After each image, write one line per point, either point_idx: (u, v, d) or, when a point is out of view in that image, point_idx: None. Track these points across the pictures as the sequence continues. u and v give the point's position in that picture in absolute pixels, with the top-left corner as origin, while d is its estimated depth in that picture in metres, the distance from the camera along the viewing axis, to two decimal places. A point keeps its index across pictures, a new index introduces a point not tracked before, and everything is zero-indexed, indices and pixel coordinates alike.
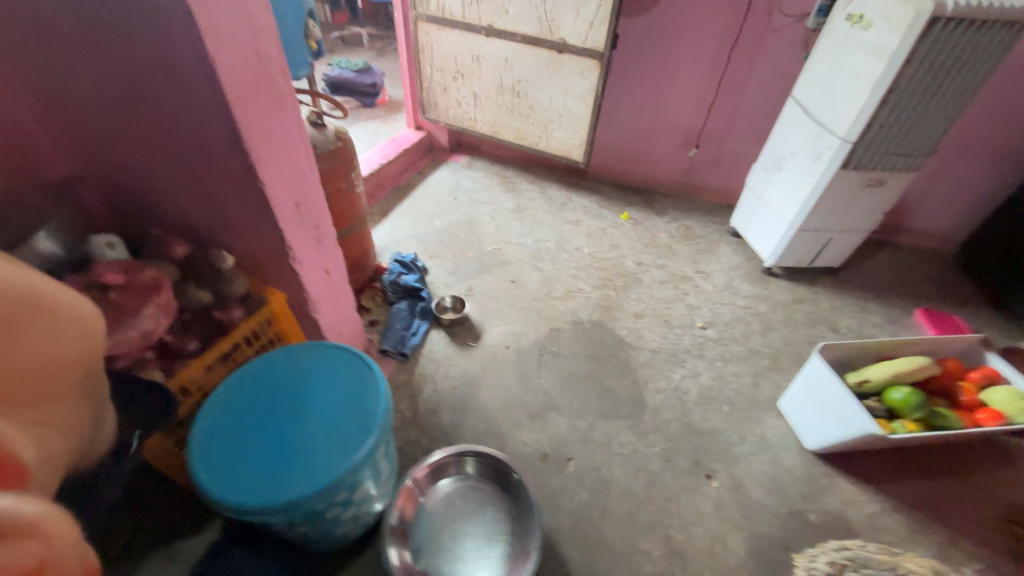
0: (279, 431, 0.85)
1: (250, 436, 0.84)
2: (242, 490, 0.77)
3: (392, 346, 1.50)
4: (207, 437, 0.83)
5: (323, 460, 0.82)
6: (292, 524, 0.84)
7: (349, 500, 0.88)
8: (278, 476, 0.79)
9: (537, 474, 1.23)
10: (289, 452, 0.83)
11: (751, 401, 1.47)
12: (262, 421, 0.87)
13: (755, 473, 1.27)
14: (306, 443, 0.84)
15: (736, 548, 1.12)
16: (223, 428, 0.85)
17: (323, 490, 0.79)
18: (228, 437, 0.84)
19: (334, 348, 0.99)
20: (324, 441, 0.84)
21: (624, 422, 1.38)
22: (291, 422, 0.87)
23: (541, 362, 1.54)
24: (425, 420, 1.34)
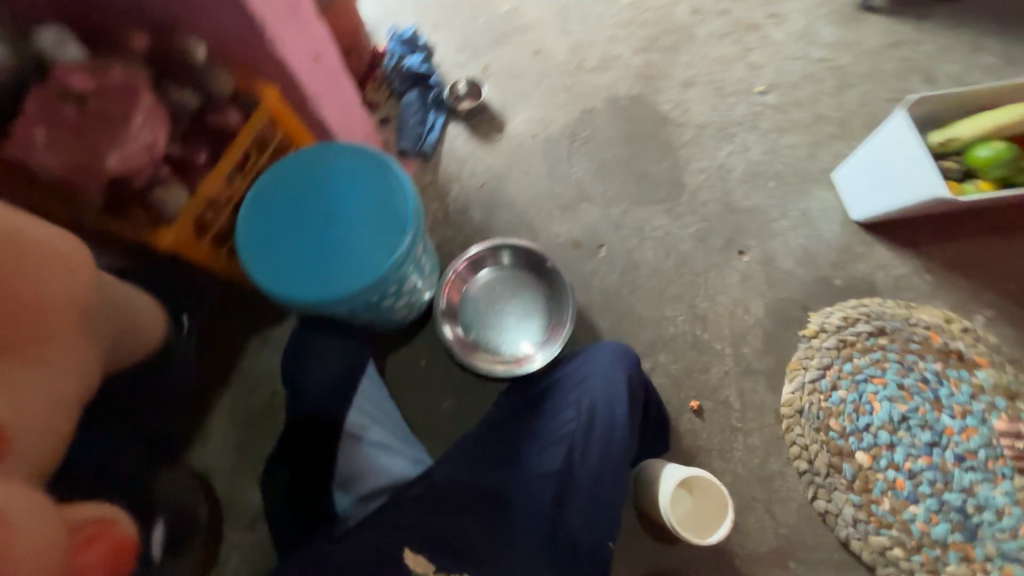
0: (315, 236, 0.87)
1: (289, 241, 0.87)
2: (299, 288, 0.84)
3: (410, 146, 1.40)
4: (252, 245, 0.86)
5: (364, 259, 0.85)
6: (355, 313, 0.95)
7: (399, 292, 0.97)
8: (328, 274, 0.85)
9: (570, 260, 1.28)
10: (331, 254, 0.86)
11: (802, 175, 1.35)
12: (297, 227, 0.88)
13: (789, 246, 1.27)
14: (343, 245, 0.86)
15: (756, 311, 1.21)
16: (264, 236, 0.87)
17: (371, 285, 0.85)
18: (270, 244, 0.87)
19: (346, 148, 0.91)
20: (362, 242, 0.87)
21: (659, 206, 1.33)
22: (326, 226, 0.88)
23: (572, 150, 1.41)
24: (456, 219, 1.35)
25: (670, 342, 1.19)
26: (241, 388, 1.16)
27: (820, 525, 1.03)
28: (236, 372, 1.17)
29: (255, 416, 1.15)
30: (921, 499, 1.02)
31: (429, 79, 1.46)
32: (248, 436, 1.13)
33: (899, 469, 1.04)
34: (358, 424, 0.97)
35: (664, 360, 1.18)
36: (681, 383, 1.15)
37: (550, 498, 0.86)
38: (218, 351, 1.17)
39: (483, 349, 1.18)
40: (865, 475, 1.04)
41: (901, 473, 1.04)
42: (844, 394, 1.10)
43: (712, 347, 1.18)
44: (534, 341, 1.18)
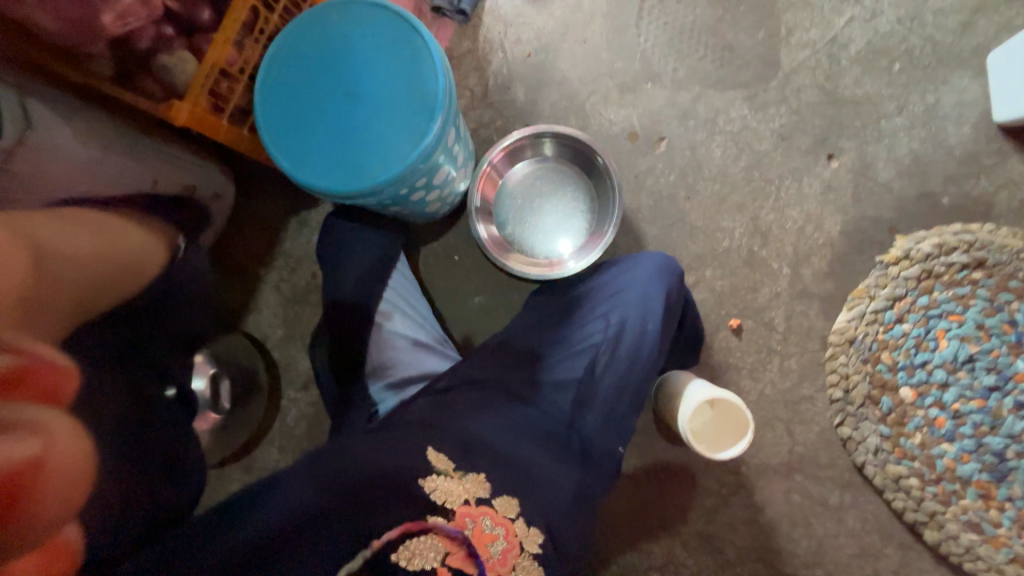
0: (340, 116, 0.78)
1: (312, 121, 0.79)
2: (325, 175, 0.78)
3: (446, 3, 1.18)
4: (273, 125, 0.79)
5: (391, 147, 0.77)
6: (385, 206, 0.91)
7: (429, 185, 0.90)
8: (353, 163, 0.78)
9: (622, 156, 1.13)
10: (356, 138, 0.78)
11: (943, 55, 1.04)
12: (320, 105, 0.79)
13: (895, 152, 1.05)
14: (370, 129, 0.78)
15: (831, 229, 1.06)
16: (283, 115, 0.79)
17: (398, 178, 0.78)
18: (292, 123, 0.79)
19: (372, 8, 0.78)
20: (388, 127, 0.77)
21: (740, 92, 1.10)
22: (348, 106, 0.78)
23: (643, 11, 1.14)
24: (497, 99, 1.18)
25: (721, 256, 1.09)
26: (284, 268, 1.21)
27: (840, 449, 1.03)
28: (278, 253, 1.21)
29: (299, 294, 1.20)
30: (957, 438, 0.98)
31: None
32: (295, 313, 1.20)
33: (943, 408, 0.99)
34: (386, 320, 1.01)
35: (711, 275, 1.09)
36: (724, 301, 1.08)
37: (566, 402, 0.87)
38: (259, 231, 1.20)
39: (516, 249, 1.12)
40: (903, 410, 1.00)
41: (944, 412, 0.99)
42: (908, 327, 1.00)
43: (768, 266, 1.07)
44: (572, 245, 1.11)
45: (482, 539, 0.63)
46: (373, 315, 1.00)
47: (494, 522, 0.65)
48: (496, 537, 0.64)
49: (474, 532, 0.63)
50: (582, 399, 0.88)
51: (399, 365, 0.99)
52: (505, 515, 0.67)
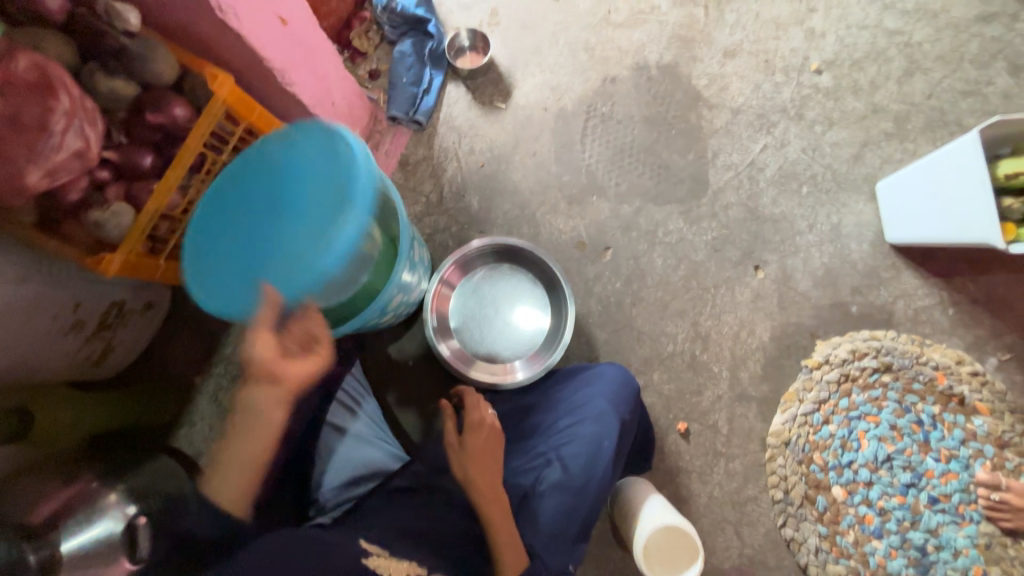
0: (266, 239, 0.73)
1: (236, 240, 0.74)
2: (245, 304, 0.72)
3: (402, 112, 1.22)
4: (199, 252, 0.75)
5: (310, 258, 0.71)
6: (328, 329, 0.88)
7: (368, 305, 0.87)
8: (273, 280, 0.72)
9: (571, 263, 1.18)
10: (276, 253, 0.73)
11: (842, 181, 1.20)
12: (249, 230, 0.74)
13: (811, 265, 1.17)
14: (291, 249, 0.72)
15: (762, 334, 1.15)
16: (209, 241, 0.75)
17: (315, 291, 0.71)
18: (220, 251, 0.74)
19: (306, 129, 0.75)
20: (307, 239, 0.72)
21: (676, 207, 1.20)
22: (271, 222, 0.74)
23: (587, 129, 1.24)
24: (452, 206, 1.22)
25: (667, 360, 1.14)
26: (222, 376, 1.14)
27: (784, 550, 1.07)
28: (217, 359, 1.14)
29: (238, 406, 1.13)
30: (885, 534, 1.05)
31: (427, 25, 1.24)
32: None
33: (870, 505, 1.06)
34: (337, 419, 0.96)
35: (657, 379, 1.13)
36: (672, 404, 1.12)
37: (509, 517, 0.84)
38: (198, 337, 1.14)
39: (473, 354, 1.10)
40: (836, 508, 1.06)
41: (871, 509, 1.06)
42: (834, 428, 1.09)
43: (709, 368, 1.14)
44: (531, 346, 1.11)
45: None
46: (326, 418, 0.96)
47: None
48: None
49: None
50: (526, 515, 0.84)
51: (344, 462, 0.92)
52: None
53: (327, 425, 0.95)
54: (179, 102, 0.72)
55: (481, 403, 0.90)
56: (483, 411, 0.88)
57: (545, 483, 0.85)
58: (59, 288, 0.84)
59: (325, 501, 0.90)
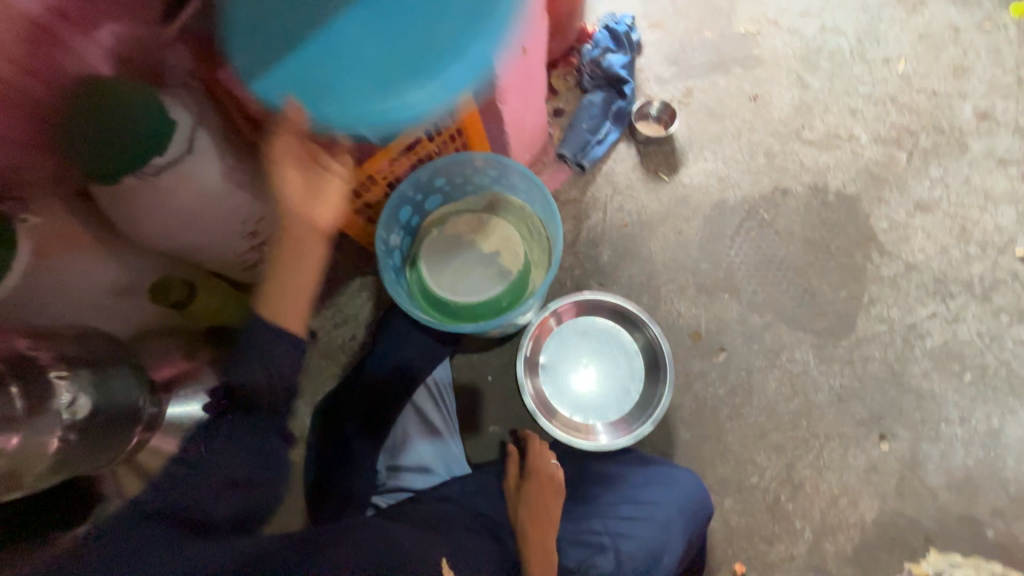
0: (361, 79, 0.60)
1: (346, 65, 0.60)
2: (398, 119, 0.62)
3: (571, 154, 1.28)
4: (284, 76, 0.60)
5: (428, 97, 0.60)
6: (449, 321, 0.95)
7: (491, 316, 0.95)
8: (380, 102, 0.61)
9: (679, 350, 1.14)
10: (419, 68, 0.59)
11: (1015, 383, 1.06)
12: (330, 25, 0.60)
13: (948, 460, 1.02)
14: (445, 61, 0.59)
15: (864, 511, 1.01)
16: (302, 79, 0.60)
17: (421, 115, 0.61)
18: (384, 22, 0.59)
19: None
20: (430, 50, 0.59)
21: (810, 338, 1.12)
22: (431, 60, 0.60)
23: (741, 228, 1.22)
24: (583, 251, 1.24)
25: (746, 490, 1.04)
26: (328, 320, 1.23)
27: None
28: (330, 304, 1.24)
29: (330, 350, 1.21)
30: None
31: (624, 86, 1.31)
32: (317, 367, 1.20)
33: None
34: (420, 407, 1.00)
35: (729, 506, 1.04)
36: (736, 540, 1.02)
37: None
38: (324, 279, 1.25)
39: (551, 397, 1.08)
40: None
41: None
42: None
43: (790, 521, 1.02)
44: (613, 412, 1.07)
45: None
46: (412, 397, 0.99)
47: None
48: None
49: None
50: None
51: (414, 452, 0.96)
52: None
53: (407, 409, 0.99)
54: None
55: (546, 452, 0.91)
56: (547, 461, 0.89)
57: (593, 569, 0.80)
58: (260, 201, 0.95)
59: (385, 481, 0.93)
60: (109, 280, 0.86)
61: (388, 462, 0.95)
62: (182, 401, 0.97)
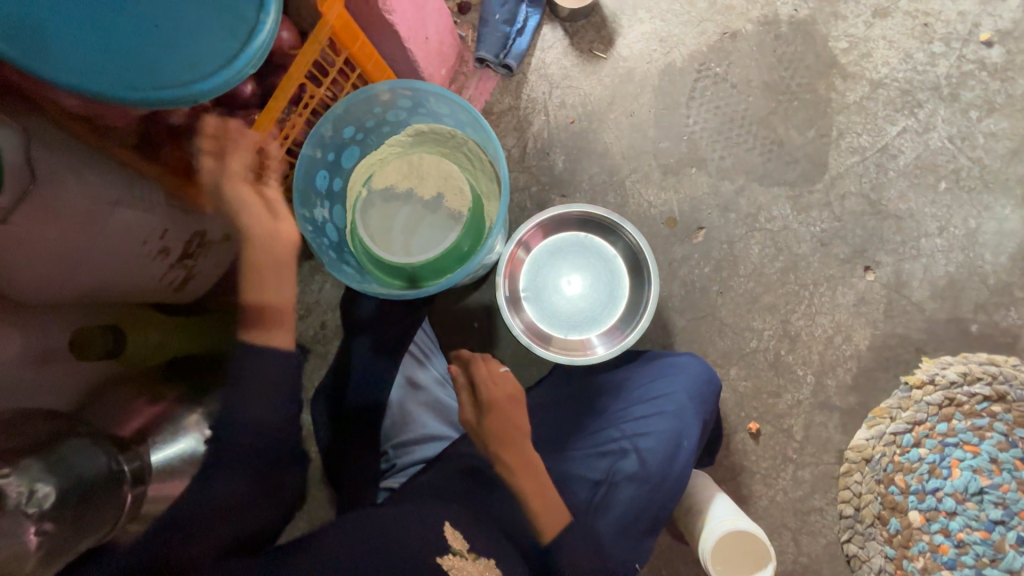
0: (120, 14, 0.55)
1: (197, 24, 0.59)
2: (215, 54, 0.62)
3: (492, 55, 1.10)
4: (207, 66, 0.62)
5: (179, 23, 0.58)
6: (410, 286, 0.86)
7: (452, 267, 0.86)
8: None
9: (657, 240, 1.09)
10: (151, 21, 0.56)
11: (989, 179, 1.04)
12: (169, 61, 0.59)
13: (932, 272, 1.04)
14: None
15: (859, 342, 1.05)
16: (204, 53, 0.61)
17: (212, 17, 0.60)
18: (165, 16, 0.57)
19: None
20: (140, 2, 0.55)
21: (785, 190, 1.07)
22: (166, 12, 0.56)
23: (695, 90, 1.10)
24: (534, 164, 1.13)
25: (747, 356, 1.06)
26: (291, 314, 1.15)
27: (843, 563, 1.02)
28: None
29: (306, 344, 1.14)
30: (958, 566, 0.99)
31: None
32: None
33: (948, 535, 0.99)
34: (411, 376, 0.94)
35: (734, 374, 1.06)
36: (746, 402, 1.06)
37: (578, 503, 0.82)
38: None
39: (542, 324, 1.03)
40: (909, 532, 1.00)
41: (948, 539, 0.99)
42: (924, 452, 1.00)
43: (793, 371, 1.06)
44: (606, 324, 1.03)
45: None
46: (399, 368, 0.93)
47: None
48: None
49: None
50: (598, 501, 0.83)
51: (417, 423, 0.91)
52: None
53: (399, 380, 0.92)
54: (282, 23, 0.68)
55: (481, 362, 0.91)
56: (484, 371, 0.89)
57: (619, 473, 0.83)
58: (150, 212, 0.82)
59: (395, 460, 0.89)
60: (20, 348, 0.73)
61: (392, 442, 0.90)
62: (163, 445, 0.88)
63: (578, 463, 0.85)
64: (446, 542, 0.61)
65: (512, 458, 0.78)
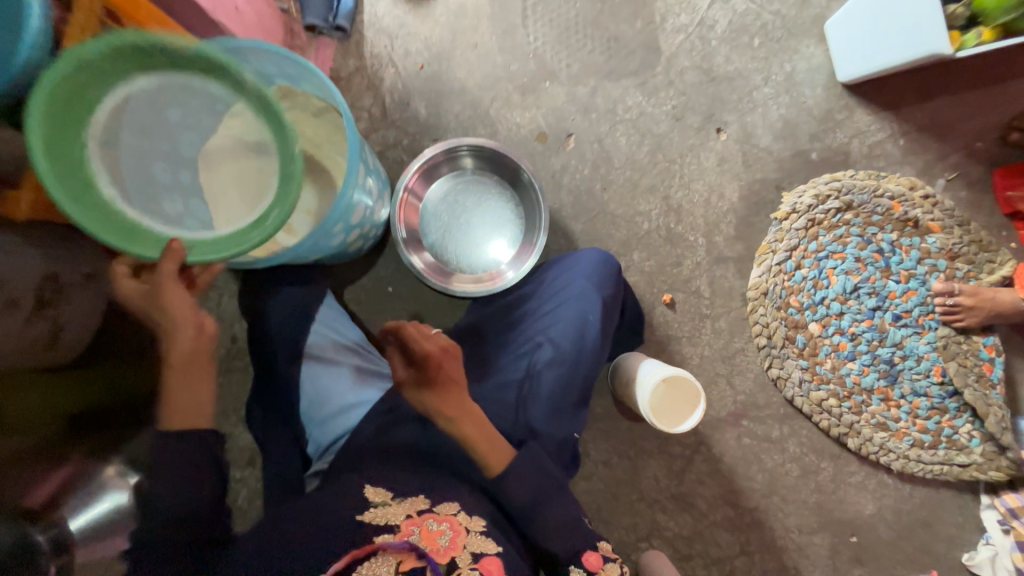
0: None
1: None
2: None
3: (319, 19, 1.08)
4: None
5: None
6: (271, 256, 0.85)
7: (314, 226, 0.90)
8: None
9: (535, 157, 1.14)
10: None
11: (792, 26, 1.18)
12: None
13: (769, 118, 1.17)
14: None
15: (731, 197, 1.16)
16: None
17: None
18: None
19: None
20: None
21: (632, 81, 1.15)
22: None
23: (527, 9, 1.15)
24: (398, 117, 1.12)
25: (644, 238, 1.15)
26: None
27: (772, 388, 1.15)
28: None
29: (221, 364, 1.08)
30: (857, 356, 1.14)
31: None
32: (221, 386, 1.08)
33: (843, 333, 1.14)
34: (319, 347, 0.91)
35: (638, 258, 1.15)
36: (655, 279, 1.15)
37: (507, 401, 0.85)
38: None
39: (454, 267, 1.07)
40: (814, 343, 1.14)
41: (844, 336, 1.14)
42: (806, 272, 1.14)
43: (685, 239, 1.15)
44: (512, 247, 1.08)
45: (430, 537, 0.59)
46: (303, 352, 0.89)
47: (438, 520, 0.62)
48: (443, 531, 0.61)
49: (419, 534, 0.59)
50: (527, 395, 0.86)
51: (335, 397, 0.88)
52: (448, 512, 0.64)
53: (307, 362, 0.89)
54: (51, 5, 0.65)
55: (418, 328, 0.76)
56: (425, 340, 0.75)
57: (538, 363, 0.87)
58: None
59: (323, 441, 0.86)
60: None
61: (314, 420, 0.87)
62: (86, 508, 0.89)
63: (502, 370, 0.88)
64: (367, 500, 0.64)
65: (456, 412, 0.74)
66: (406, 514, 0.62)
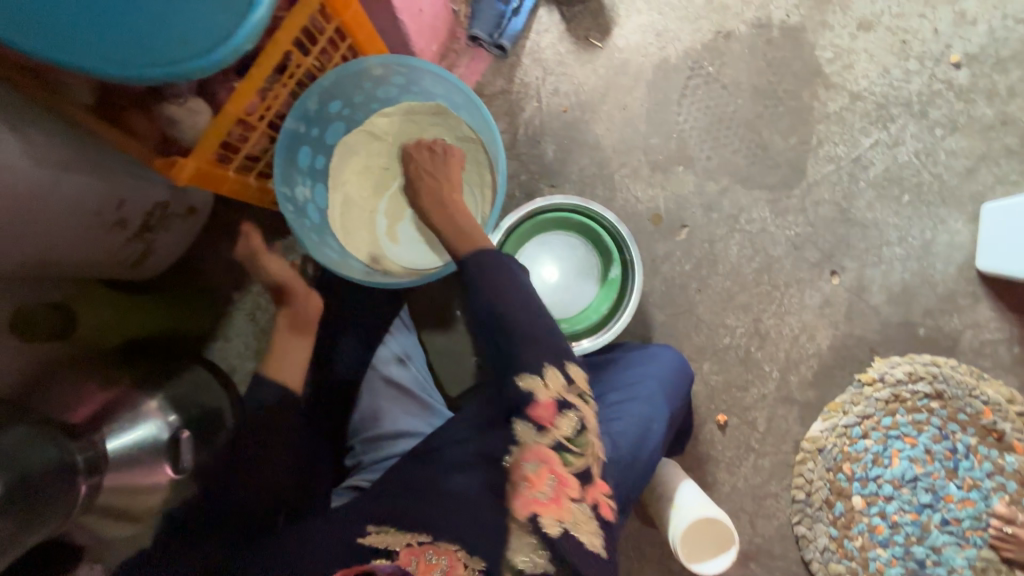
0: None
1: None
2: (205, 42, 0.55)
3: (485, 34, 1.04)
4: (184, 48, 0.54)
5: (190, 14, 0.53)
6: (381, 272, 0.86)
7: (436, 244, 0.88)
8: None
9: (642, 236, 1.11)
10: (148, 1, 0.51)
11: (947, 194, 1.11)
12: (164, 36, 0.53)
13: (889, 279, 1.11)
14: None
15: (821, 342, 1.11)
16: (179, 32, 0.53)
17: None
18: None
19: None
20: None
21: (765, 194, 1.11)
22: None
23: (688, 89, 1.11)
24: (525, 152, 1.11)
25: (720, 351, 1.11)
26: (262, 295, 1.07)
27: (792, 543, 1.11)
28: (256, 277, 1.06)
29: None
30: (891, 544, 1.09)
31: None
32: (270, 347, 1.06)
33: (885, 517, 1.09)
34: (383, 365, 0.94)
35: (707, 369, 1.11)
36: (716, 395, 1.11)
37: None
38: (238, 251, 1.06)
39: None
40: (851, 515, 1.09)
41: (884, 520, 1.09)
42: (870, 443, 1.09)
43: (760, 367, 1.11)
44: (594, 315, 1.04)
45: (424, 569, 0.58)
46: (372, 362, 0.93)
47: (437, 553, 0.59)
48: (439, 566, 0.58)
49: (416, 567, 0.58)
50: None
51: (388, 419, 0.88)
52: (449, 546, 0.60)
53: (374, 373, 0.93)
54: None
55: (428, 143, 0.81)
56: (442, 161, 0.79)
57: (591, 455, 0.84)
58: (102, 179, 0.75)
59: (363, 456, 0.87)
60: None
61: (363, 437, 0.88)
62: (120, 432, 0.83)
63: None
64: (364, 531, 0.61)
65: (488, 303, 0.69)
66: (407, 542, 0.60)
